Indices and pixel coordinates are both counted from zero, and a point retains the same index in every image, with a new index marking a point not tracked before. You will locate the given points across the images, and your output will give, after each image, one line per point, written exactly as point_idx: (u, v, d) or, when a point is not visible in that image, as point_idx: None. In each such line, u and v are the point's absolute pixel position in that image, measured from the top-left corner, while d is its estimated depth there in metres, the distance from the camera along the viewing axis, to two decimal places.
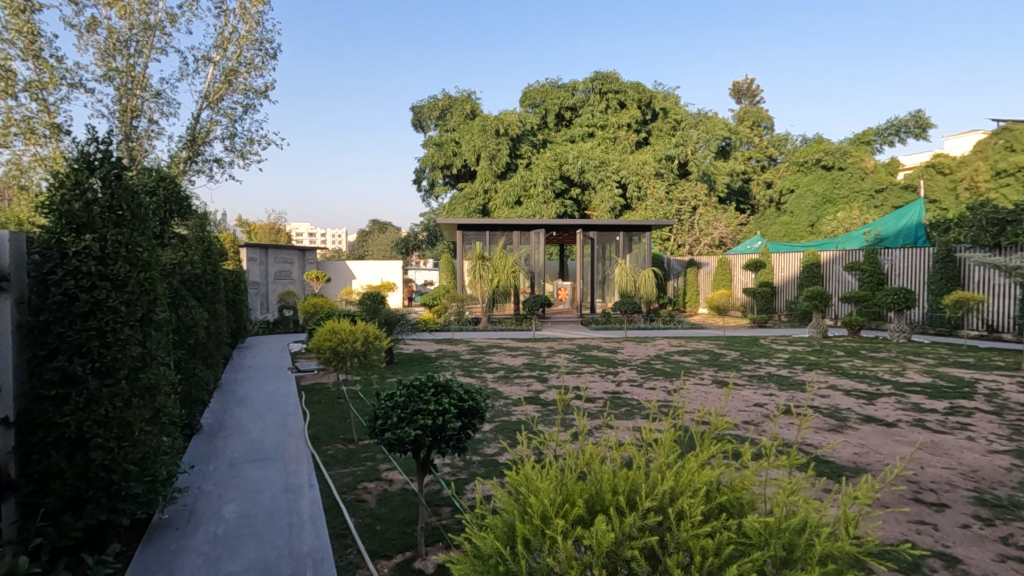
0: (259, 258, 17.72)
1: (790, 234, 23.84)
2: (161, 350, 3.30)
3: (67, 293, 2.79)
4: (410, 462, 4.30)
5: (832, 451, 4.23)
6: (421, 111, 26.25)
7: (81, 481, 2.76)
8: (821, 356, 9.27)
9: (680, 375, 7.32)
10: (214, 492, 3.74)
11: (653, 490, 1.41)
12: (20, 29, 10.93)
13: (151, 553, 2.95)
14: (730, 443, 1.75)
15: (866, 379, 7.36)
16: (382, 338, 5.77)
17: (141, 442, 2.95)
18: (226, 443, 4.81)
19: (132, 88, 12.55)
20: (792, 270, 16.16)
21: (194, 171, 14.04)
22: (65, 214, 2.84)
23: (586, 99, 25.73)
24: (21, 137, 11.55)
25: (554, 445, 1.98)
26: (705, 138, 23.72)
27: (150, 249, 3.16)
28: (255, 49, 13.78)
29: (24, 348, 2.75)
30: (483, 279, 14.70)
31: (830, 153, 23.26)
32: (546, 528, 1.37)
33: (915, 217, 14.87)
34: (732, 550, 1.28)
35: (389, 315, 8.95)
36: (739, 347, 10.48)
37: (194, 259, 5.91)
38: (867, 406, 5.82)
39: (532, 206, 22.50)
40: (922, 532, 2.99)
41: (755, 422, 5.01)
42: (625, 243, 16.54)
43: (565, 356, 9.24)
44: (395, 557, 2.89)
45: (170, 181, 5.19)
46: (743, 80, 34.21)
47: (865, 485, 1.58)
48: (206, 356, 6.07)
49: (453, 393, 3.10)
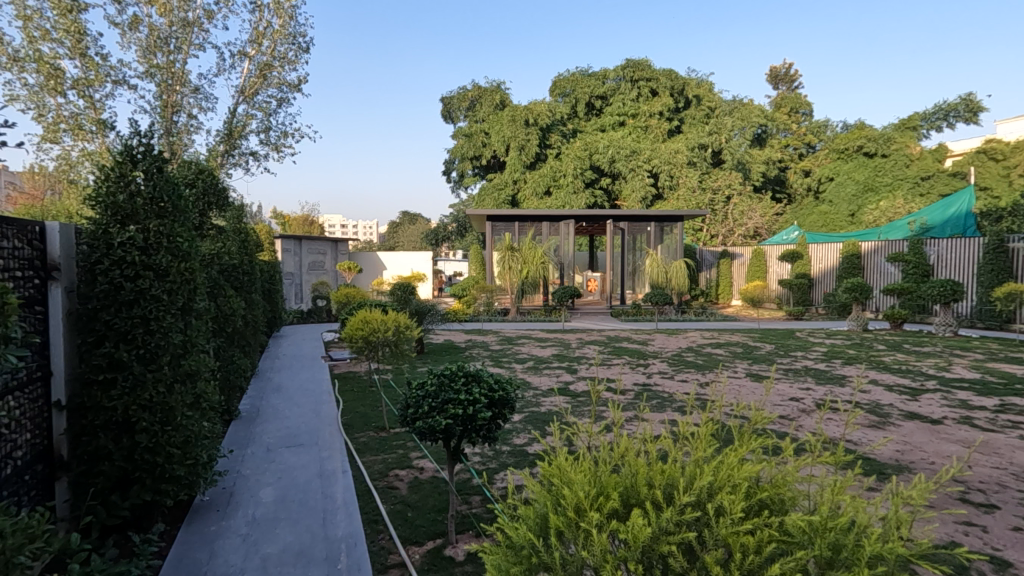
0: (294, 250, 18.12)
1: (829, 224, 23.02)
2: (201, 337, 3.39)
3: (113, 283, 2.89)
4: (441, 451, 4.34)
5: (875, 449, 4.08)
6: (451, 102, 26.39)
7: (127, 463, 2.85)
8: (860, 350, 8.98)
9: (713, 368, 7.18)
10: (252, 476, 3.85)
11: (689, 485, 1.37)
12: (67, 29, 11.34)
13: (193, 533, 3.05)
14: (770, 438, 1.69)
15: (910, 374, 7.07)
16: (413, 328, 5.81)
17: (183, 426, 3.05)
18: (263, 429, 4.94)
19: (171, 84, 12.89)
20: (830, 261, 15.65)
21: (231, 165, 14.40)
22: (111, 206, 2.93)
23: (616, 87, 25.34)
24: (70, 134, 12.05)
25: (586, 436, 1.94)
26: (740, 125, 23.22)
27: (191, 240, 3.22)
28: (289, 43, 13.99)
29: (75, 334, 2.89)
30: (512, 270, 14.71)
31: (873, 139, 22.30)
32: (580, 521, 1.35)
33: (964, 206, 14.25)
34: (774, 548, 1.23)
35: (420, 305, 9.05)
36: (774, 340, 10.23)
37: (231, 250, 6.06)
38: (911, 402, 5.61)
39: (562, 196, 22.42)
40: (970, 533, 2.87)
41: (793, 417, 4.88)
42: (656, 234, 16.30)
43: (596, 347, 9.18)
44: (426, 544, 2.92)
45: (208, 174, 5.33)
46: (781, 64, 33.05)
47: (920, 484, 1.51)
48: (243, 345, 6.22)
49: (483, 383, 3.11)
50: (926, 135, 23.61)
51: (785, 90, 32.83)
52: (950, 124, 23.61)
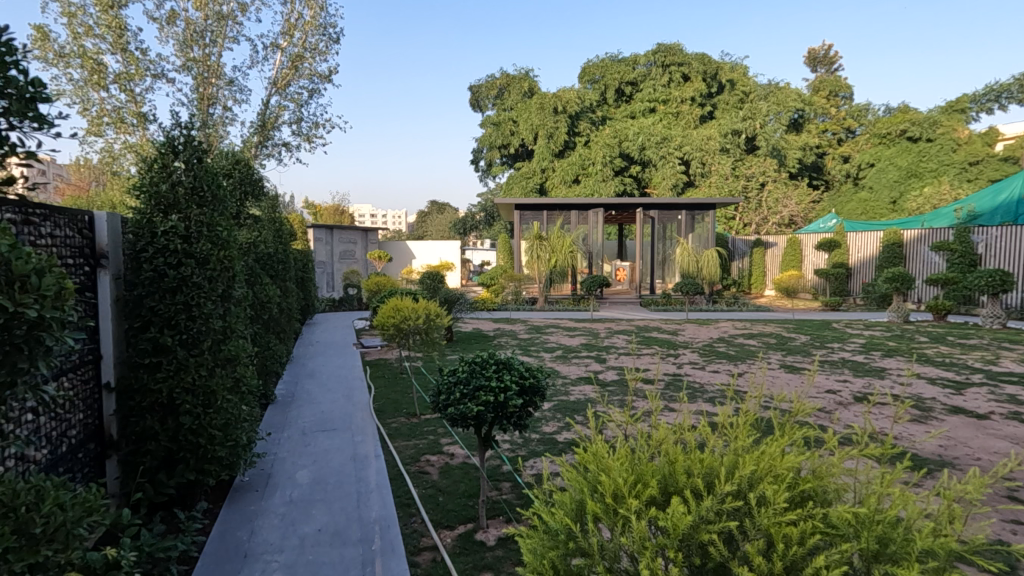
0: (325, 239, 18.42)
1: (869, 212, 22.22)
2: (240, 324, 3.49)
3: (157, 270, 3.00)
4: (471, 437, 4.39)
5: (916, 443, 3.97)
6: (479, 90, 26.41)
7: (173, 443, 2.97)
8: (901, 342, 8.69)
9: (745, 359, 7.04)
10: (289, 458, 3.97)
11: (730, 474, 1.36)
12: (109, 24, 11.67)
13: (234, 512, 3.16)
14: (812, 429, 1.65)
15: (954, 367, 6.80)
16: (443, 317, 5.87)
17: (223, 409, 3.16)
18: (298, 413, 5.08)
19: (207, 77, 13.18)
20: (869, 250, 15.12)
21: (265, 155, 14.70)
22: (154, 195, 3.03)
23: (647, 73, 24.87)
24: (113, 127, 12.45)
25: (620, 424, 1.92)
26: (775, 110, 22.60)
27: (229, 228, 3.29)
28: (320, 34, 14.13)
29: (122, 319, 3.00)
30: (540, 259, 14.71)
31: (918, 123, 21.22)
32: (618, 507, 1.35)
33: (1017, 191, 13.55)
34: (818, 540, 1.21)
35: (448, 293, 9.17)
36: (810, 330, 10.00)
37: (267, 239, 6.21)
38: (955, 396, 5.42)
39: (590, 184, 22.24)
40: (1019, 532, 2.77)
41: (831, 409, 4.78)
42: (687, 222, 15.99)
43: (624, 337, 9.13)
44: (457, 528, 2.97)
45: (244, 164, 5.47)
46: (819, 46, 31.83)
47: (973, 478, 1.45)
48: (279, 331, 6.40)
49: (514, 370, 3.12)
50: (975, 118, 22.43)
51: (824, 73, 31.69)
52: (1002, 106, 22.34)
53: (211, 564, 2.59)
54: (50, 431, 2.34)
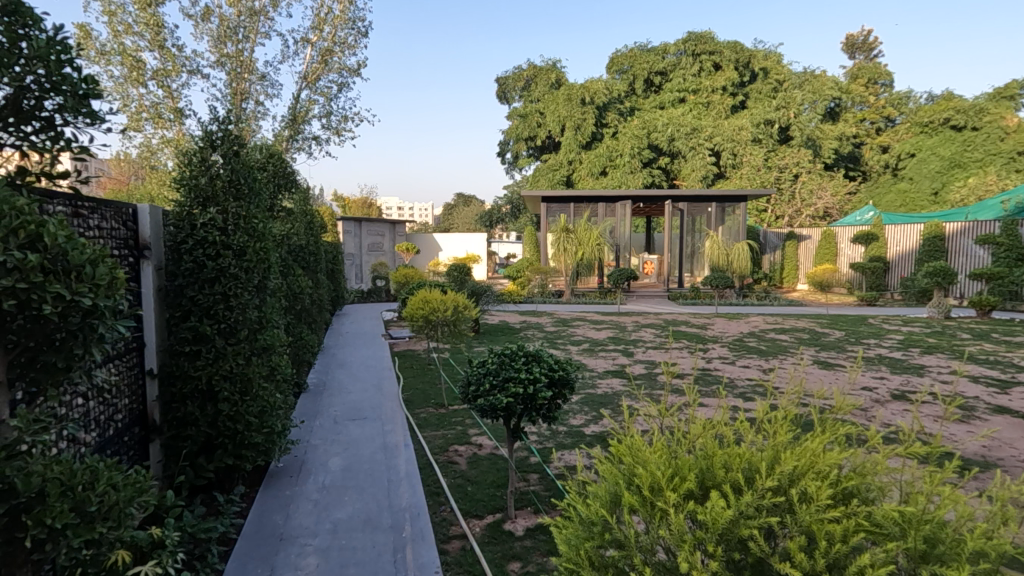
0: (354, 231, 18.67)
1: (908, 204, 21.42)
2: (274, 314, 3.58)
3: (196, 261, 3.09)
4: (499, 428, 4.42)
5: (958, 444, 3.84)
6: (506, 82, 26.30)
7: (212, 428, 3.07)
8: (942, 339, 8.39)
9: (778, 354, 6.89)
10: (321, 446, 4.06)
11: (770, 470, 1.33)
12: (147, 22, 11.99)
13: (271, 496, 3.26)
14: (853, 426, 1.61)
15: (1000, 366, 6.51)
16: (470, 308, 5.91)
17: (259, 396, 3.25)
18: (329, 401, 5.20)
19: (240, 72, 13.45)
20: (909, 243, 14.60)
21: (295, 149, 14.91)
22: (193, 188, 3.12)
23: (677, 62, 24.42)
24: (151, 122, 12.82)
25: (653, 417, 1.90)
26: (810, 99, 21.94)
27: (264, 220, 3.36)
28: (348, 28, 14.25)
29: (164, 308, 3.11)
30: (567, 251, 14.59)
31: (962, 111, 20.42)
32: (655, 499, 1.34)
33: None
34: (861, 538, 1.18)
35: (476, 285, 9.21)
36: (845, 325, 9.74)
37: (299, 232, 6.34)
38: (999, 396, 5.21)
39: (618, 176, 21.98)
40: None
41: (868, 408, 4.65)
42: (717, 215, 15.69)
43: (652, 331, 9.04)
44: (486, 517, 3.01)
45: (277, 157, 5.60)
46: (857, 32, 30.75)
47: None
48: (311, 322, 6.54)
49: (543, 363, 3.11)
50: None
51: (862, 60, 30.58)
52: None
53: (250, 546, 2.68)
54: (99, 415, 2.45)
